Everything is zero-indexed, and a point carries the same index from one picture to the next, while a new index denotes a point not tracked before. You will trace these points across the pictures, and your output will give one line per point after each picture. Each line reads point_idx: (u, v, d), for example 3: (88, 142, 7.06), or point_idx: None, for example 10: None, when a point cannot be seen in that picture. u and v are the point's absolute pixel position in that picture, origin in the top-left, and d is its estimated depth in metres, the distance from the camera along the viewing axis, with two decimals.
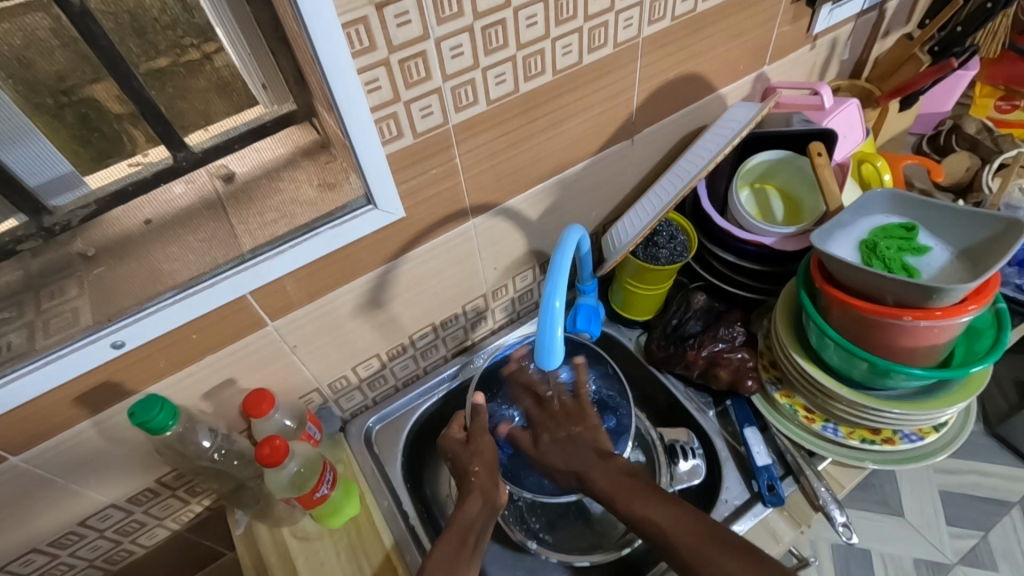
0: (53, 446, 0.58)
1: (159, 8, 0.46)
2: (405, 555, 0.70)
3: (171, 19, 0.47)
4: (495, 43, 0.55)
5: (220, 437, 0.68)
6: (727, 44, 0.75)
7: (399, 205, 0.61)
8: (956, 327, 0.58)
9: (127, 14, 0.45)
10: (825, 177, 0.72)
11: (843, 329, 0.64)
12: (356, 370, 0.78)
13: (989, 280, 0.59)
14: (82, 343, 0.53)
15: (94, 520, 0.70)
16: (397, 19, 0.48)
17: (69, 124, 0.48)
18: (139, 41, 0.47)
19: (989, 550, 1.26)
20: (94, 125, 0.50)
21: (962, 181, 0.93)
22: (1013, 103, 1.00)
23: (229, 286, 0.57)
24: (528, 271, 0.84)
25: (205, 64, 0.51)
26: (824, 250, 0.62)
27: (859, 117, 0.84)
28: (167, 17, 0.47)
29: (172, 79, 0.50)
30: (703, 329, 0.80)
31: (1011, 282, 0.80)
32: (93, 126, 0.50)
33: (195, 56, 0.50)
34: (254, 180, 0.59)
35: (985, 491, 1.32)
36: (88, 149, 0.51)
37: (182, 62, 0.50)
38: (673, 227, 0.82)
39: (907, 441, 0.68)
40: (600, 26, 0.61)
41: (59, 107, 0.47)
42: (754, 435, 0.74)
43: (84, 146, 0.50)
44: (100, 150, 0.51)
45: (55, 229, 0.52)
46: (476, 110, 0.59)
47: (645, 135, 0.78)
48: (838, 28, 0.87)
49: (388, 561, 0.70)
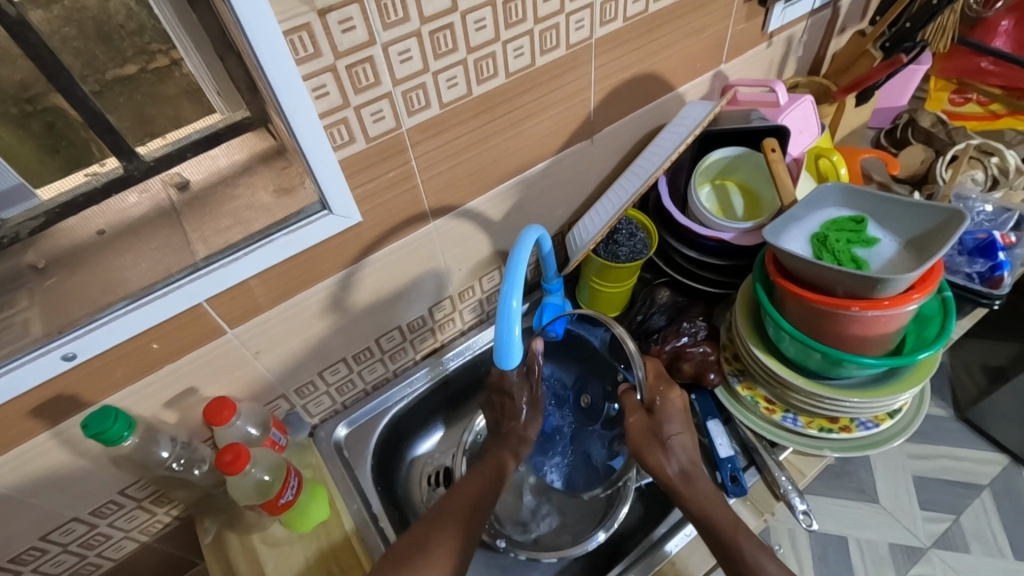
0: (9, 460, 0.58)
1: (126, 14, 0.48)
2: (365, 538, 0.72)
3: (138, 25, 0.49)
4: (444, 47, 0.56)
5: (180, 446, 0.68)
6: (683, 43, 0.76)
7: (355, 208, 0.61)
8: (903, 315, 0.60)
9: (91, 20, 0.47)
10: (779, 173, 0.73)
11: (798, 321, 0.66)
12: (323, 375, 0.78)
13: (933, 268, 0.60)
14: (32, 356, 0.53)
15: (57, 534, 0.69)
16: (342, 24, 0.48)
17: (35, 132, 0.50)
18: (105, 47, 0.49)
19: (961, 532, 1.29)
20: (62, 133, 0.51)
21: (917, 173, 0.95)
22: (965, 96, 1.02)
23: (184, 294, 0.56)
24: (495, 271, 0.85)
25: (174, 70, 0.53)
26: (776, 245, 0.63)
27: (814, 112, 0.85)
28: (133, 23, 0.49)
29: (141, 85, 0.52)
30: (667, 323, 0.83)
31: (962, 270, 0.81)
32: (59, 134, 0.51)
33: (163, 62, 0.52)
34: (210, 188, 0.60)
35: (956, 475, 1.36)
36: (55, 158, 0.52)
37: (151, 69, 0.52)
38: (634, 224, 0.83)
39: (863, 428, 0.70)
40: (552, 28, 0.61)
41: (23, 116, 0.49)
42: (716, 427, 0.75)
43: (51, 155, 0.52)
44: (69, 159, 0.53)
45: (3, 241, 0.53)
46: (429, 113, 0.59)
47: (605, 134, 0.79)
48: (793, 26, 0.88)
49: (349, 545, 0.72)
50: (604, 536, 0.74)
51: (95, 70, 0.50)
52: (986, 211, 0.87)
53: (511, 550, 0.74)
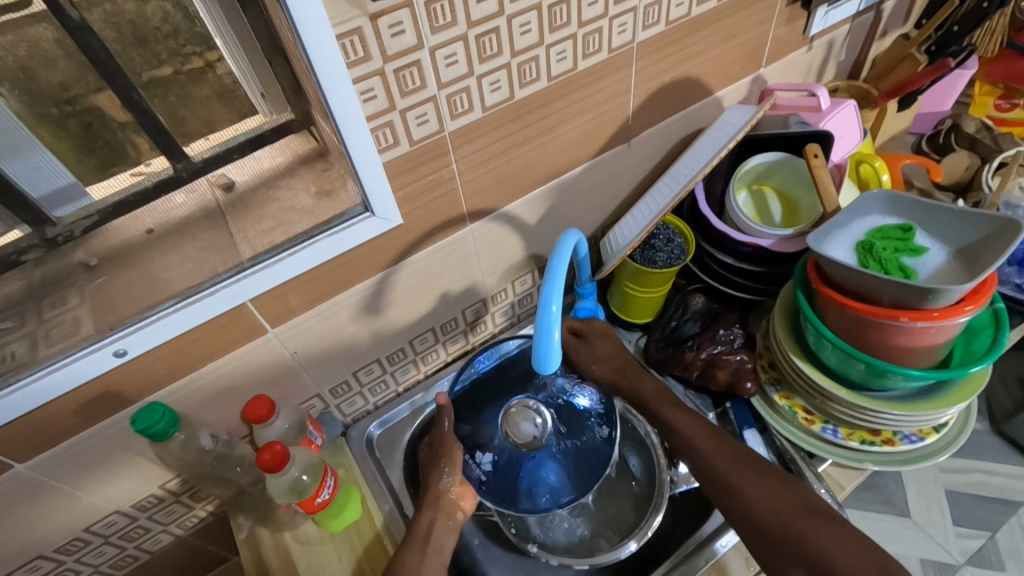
0: (58, 453, 0.59)
1: (160, 17, 0.47)
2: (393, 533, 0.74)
3: (173, 28, 0.48)
4: (489, 51, 0.55)
5: (222, 443, 0.69)
6: (724, 45, 0.75)
7: (396, 211, 0.61)
8: (953, 327, 0.59)
9: (128, 23, 0.47)
10: (823, 179, 0.71)
11: (841, 330, 0.64)
12: (357, 375, 0.78)
13: (986, 280, 0.59)
14: (86, 352, 0.54)
15: (99, 526, 0.71)
16: (391, 29, 0.49)
17: (73, 133, 0.50)
18: (140, 50, 0.48)
19: (997, 550, 1.18)
20: (98, 134, 0.51)
21: (961, 180, 0.93)
22: (1012, 101, 1.00)
23: (231, 292, 0.58)
24: (527, 274, 0.85)
25: (208, 72, 0.52)
26: (820, 252, 0.62)
27: (856, 117, 0.83)
28: (168, 25, 0.48)
29: (174, 87, 0.52)
30: (701, 330, 0.80)
31: (1011, 281, 0.80)
32: (96, 134, 0.51)
33: (198, 64, 0.52)
34: (253, 189, 0.61)
35: (991, 491, 1.23)
36: (91, 157, 0.52)
37: (184, 70, 0.51)
38: (671, 230, 0.82)
39: (907, 442, 0.69)
40: (595, 32, 0.61)
41: (62, 116, 0.49)
42: (753, 437, 0.76)
43: (87, 154, 0.52)
44: (103, 158, 0.53)
45: (58, 240, 0.54)
46: (471, 116, 0.59)
47: (642, 138, 0.78)
48: (835, 29, 0.87)
49: (381, 543, 0.73)
50: (635, 546, 0.74)
51: (132, 73, 0.49)
52: None
53: (542, 555, 0.75)
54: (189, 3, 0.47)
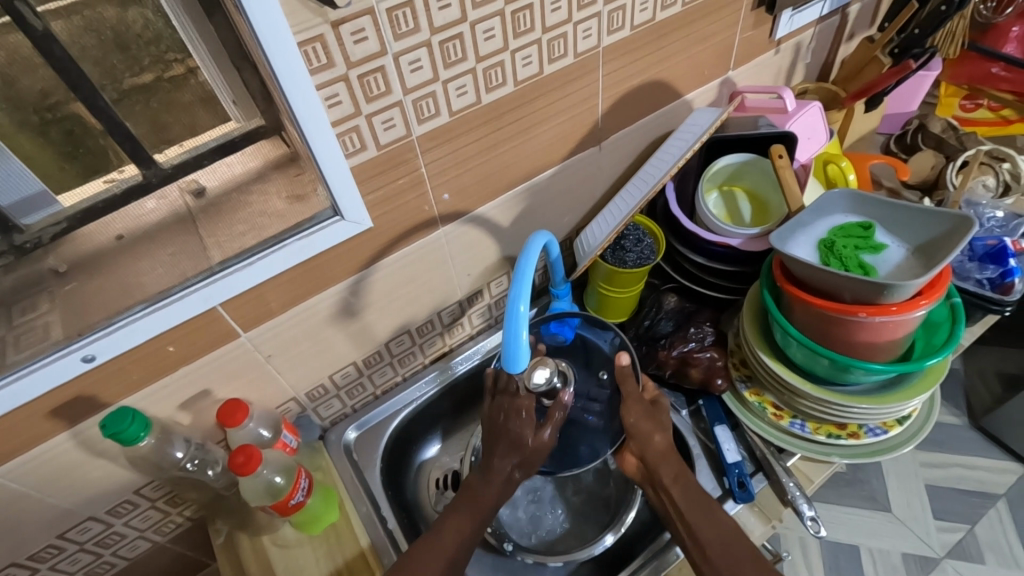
0: (30, 459, 0.59)
1: (143, 24, 0.49)
2: (382, 558, 0.72)
3: (154, 35, 0.50)
4: (454, 56, 0.57)
5: (194, 447, 0.70)
6: (692, 49, 0.76)
7: (365, 214, 0.62)
8: (911, 322, 0.60)
9: (109, 30, 0.48)
10: (785, 178, 0.74)
11: (806, 327, 0.66)
12: (333, 379, 0.79)
13: (941, 274, 0.60)
14: (52, 359, 0.54)
15: (73, 533, 0.71)
16: (354, 36, 0.50)
17: (55, 140, 0.51)
18: (122, 55, 0.50)
19: (976, 542, 1.18)
20: (80, 140, 0.52)
21: (927, 179, 0.95)
22: (976, 101, 1.02)
23: (199, 298, 0.58)
24: (503, 276, 0.86)
25: (190, 78, 0.53)
26: (784, 251, 0.63)
27: (822, 118, 0.86)
28: (150, 32, 0.49)
29: (157, 94, 0.53)
30: (674, 328, 0.82)
31: (972, 277, 0.82)
32: (78, 141, 0.52)
33: (179, 71, 0.52)
34: (225, 194, 0.61)
35: (971, 485, 1.24)
36: (73, 164, 0.53)
37: (167, 77, 0.53)
38: (641, 230, 0.82)
39: (871, 435, 0.70)
40: (560, 37, 0.62)
41: (43, 124, 0.50)
42: (723, 433, 0.76)
43: (70, 162, 0.53)
44: (85, 165, 0.54)
45: (26, 246, 0.55)
46: (438, 121, 0.60)
47: (613, 141, 0.79)
48: (802, 32, 0.88)
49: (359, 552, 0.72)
50: (611, 540, 0.74)
51: (113, 80, 0.50)
52: (997, 216, 0.86)
53: (518, 553, 0.75)
54: (165, 9, 0.49)
